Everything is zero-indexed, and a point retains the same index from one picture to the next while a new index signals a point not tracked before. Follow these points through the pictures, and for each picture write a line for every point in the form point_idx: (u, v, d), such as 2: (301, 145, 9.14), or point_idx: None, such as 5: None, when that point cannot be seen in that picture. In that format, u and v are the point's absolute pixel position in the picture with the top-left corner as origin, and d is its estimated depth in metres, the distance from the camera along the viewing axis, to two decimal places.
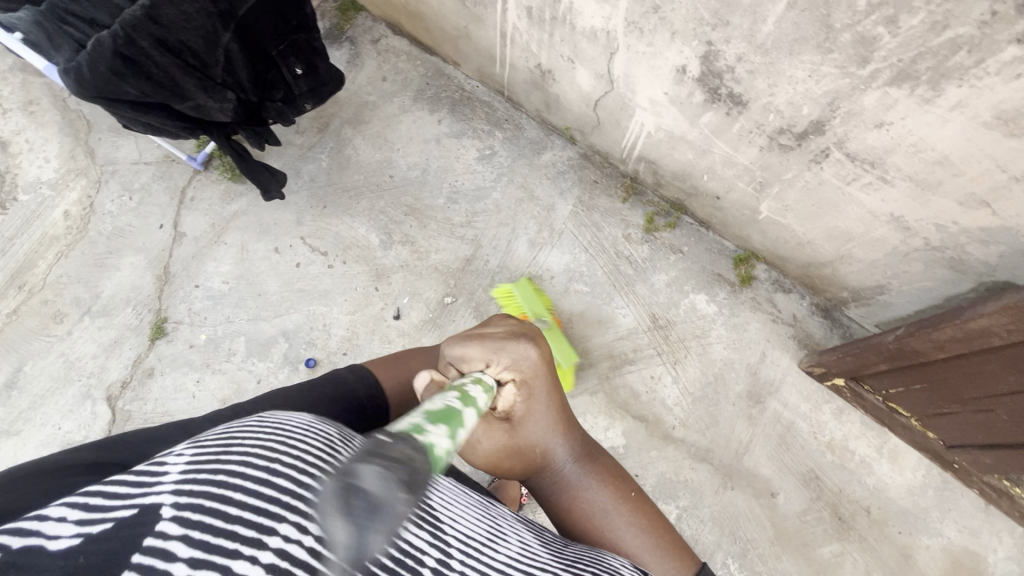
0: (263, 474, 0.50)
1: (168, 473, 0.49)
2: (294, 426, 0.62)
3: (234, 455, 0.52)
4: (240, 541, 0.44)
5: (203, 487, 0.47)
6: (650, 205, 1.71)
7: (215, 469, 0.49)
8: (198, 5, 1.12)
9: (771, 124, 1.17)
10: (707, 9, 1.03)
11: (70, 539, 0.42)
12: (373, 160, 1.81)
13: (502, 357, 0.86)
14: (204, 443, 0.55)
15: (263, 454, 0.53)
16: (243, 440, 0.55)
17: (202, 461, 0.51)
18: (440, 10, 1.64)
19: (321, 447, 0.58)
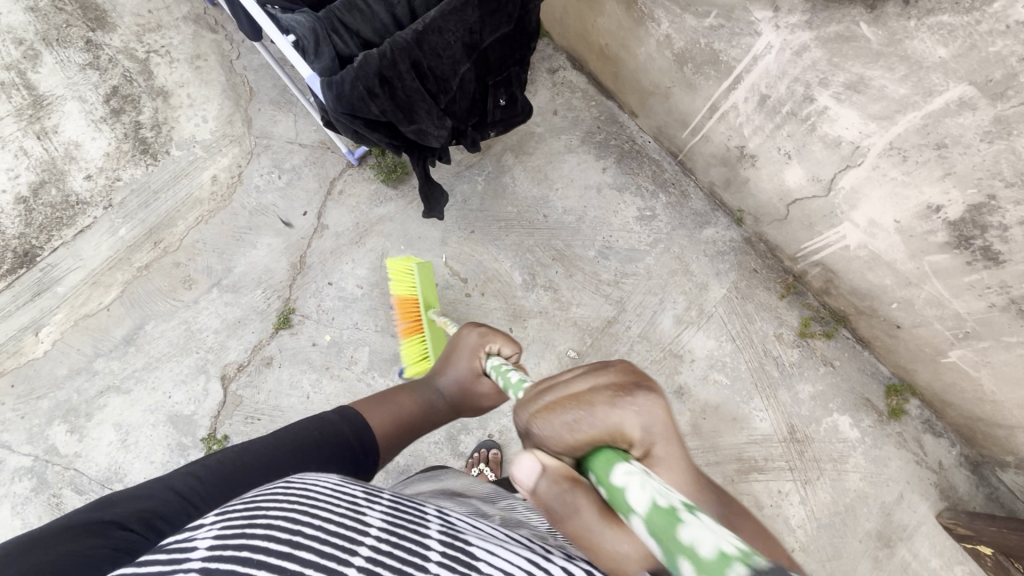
0: (287, 548, 0.42)
1: (196, 549, 0.42)
2: (323, 486, 0.53)
3: (257, 527, 0.44)
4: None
5: (227, 565, 0.40)
6: (809, 309, 1.63)
7: (240, 546, 0.42)
8: (459, 35, 1.06)
9: (1021, 290, 1.09)
10: (1012, 167, 0.95)
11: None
12: (529, 194, 1.75)
13: (610, 423, 0.53)
14: (228, 517, 0.47)
15: (288, 524, 0.44)
16: (268, 508, 0.47)
17: (228, 535, 0.43)
18: (644, 64, 1.57)
19: (355, 508, 0.49)
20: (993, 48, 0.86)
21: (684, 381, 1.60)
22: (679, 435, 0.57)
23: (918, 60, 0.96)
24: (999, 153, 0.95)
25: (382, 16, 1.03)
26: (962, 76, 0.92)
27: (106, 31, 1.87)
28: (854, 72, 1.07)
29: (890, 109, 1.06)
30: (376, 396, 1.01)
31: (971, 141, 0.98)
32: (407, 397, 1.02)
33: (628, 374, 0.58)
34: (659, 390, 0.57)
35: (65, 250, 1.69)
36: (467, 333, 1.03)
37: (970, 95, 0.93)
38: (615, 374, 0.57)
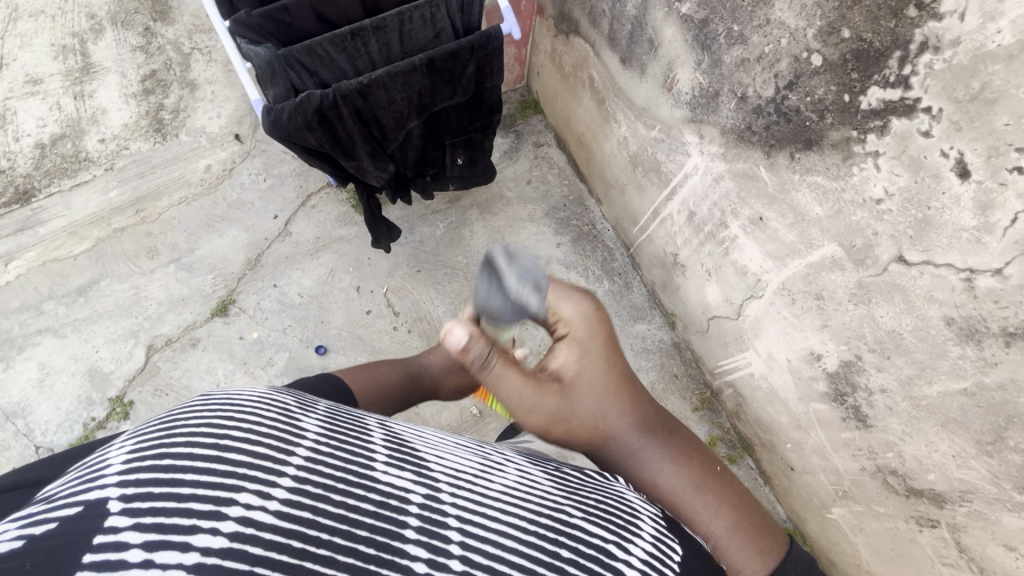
0: (213, 452, 0.49)
1: (110, 466, 0.47)
2: (250, 397, 0.58)
3: (180, 433, 0.50)
4: (198, 515, 0.44)
5: (152, 474, 0.46)
6: (718, 427, 1.62)
7: (160, 455, 0.48)
8: (405, 95, 1.19)
9: (885, 459, 1.07)
10: (873, 334, 0.96)
11: (8, 543, 0.41)
12: (482, 250, 1.84)
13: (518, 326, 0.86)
14: (144, 434, 0.52)
15: (211, 428, 0.51)
16: (188, 421, 0.52)
17: (146, 449, 0.48)
18: (608, 158, 1.67)
19: (279, 419, 0.56)
20: (855, 217, 0.90)
21: None
22: (593, 322, 0.83)
23: (801, 212, 1.00)
24: (862, 316, 0.97)
25: (342, 65, 1.16)
26: (832, 236, 0.96)
27: (164, 23, 2.11)
28: (756, 210, 1.12)
29: (782, 251, 1.10)
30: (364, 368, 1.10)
31: (841, 299, 1.00)
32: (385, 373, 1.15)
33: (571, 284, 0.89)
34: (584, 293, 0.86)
35: (59, 198, 1.86)
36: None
37: (839, 255, 0.96)
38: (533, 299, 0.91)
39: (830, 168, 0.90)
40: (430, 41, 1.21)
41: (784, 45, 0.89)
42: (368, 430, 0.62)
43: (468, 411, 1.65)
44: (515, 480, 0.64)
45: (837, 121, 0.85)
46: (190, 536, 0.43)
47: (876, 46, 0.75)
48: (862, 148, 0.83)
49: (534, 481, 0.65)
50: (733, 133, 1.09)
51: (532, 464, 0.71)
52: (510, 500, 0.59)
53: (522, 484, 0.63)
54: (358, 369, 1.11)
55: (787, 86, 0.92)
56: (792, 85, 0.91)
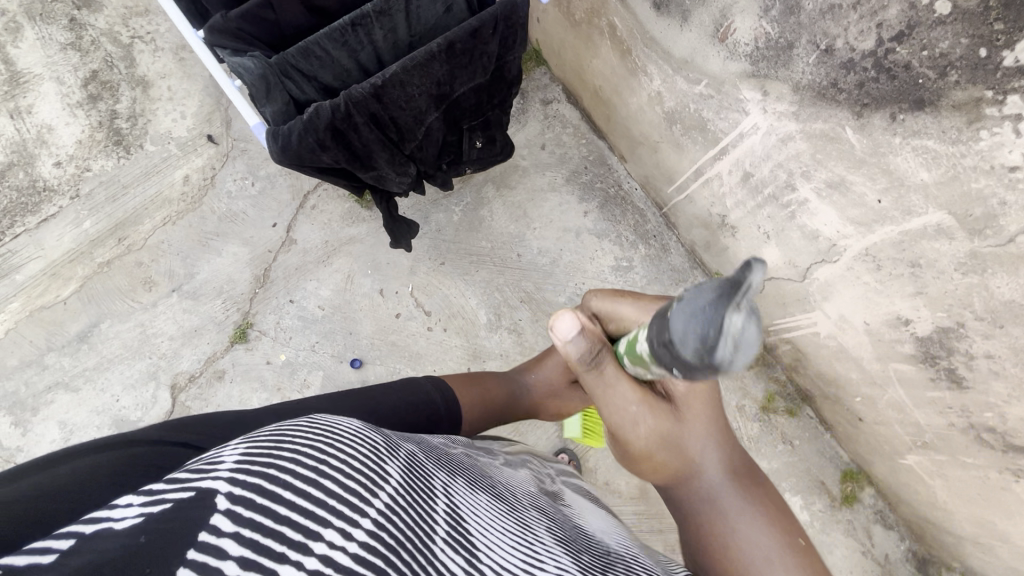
0: (312, 474, 0.47)
1: (224, 462, 0.46)
2: (344, 430, 0.57)
3: (285, 450, 0.49)
4: (290, 544, 0.40)
5: (257, 479, 0.44)
6: (775, 383, 1.59)
7: (268, 463, 0.46)
8: (423, 89, 1.01)
9: (981, 418, 1.05)
10: (984, 303, 0.90)
11: (132, 519, 0.39)
12: (505, 230, 1.70)
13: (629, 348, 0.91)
14: (254, 442, 0.52)
15: (314, 452, 0.49)
16: (294, 438, 0.51)
17: (256, 454, 0.48)
18: (635, 114, 1.50)
19: (368, 455, 0.53)
20: (975, 185, 0.80)
21: None
22: None
23: (900, 177, 0.90)
24: (971, 285, 0.90)
25: (345, 62, 0.97)
26: (940, 203, 0.86)
27: (91, 11, 1.78)
28: (836, 173, 1.01)
29: (868, 217, 1.00)
30: (468, 376, 1.14)
31: (945, 268, 0.92)
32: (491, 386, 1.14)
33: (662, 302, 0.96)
34: None
35: (28, 238, 1.66)
36: (557, 349, 1.28)
37: (948, 224, 0.87)
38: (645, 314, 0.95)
39: (948, 132, 0.79)
40: (441, 17, 1.01)
41: None
42: (435, 493, 0.56)
43: None
44: (557, 574, 0.54)
45: (964, 79, 0.73)
46: (277, 563, 0.39)
47: None
48: (997, 110, 0.72)
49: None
50: (810, 90, 0.95)
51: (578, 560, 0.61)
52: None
53: None
54: (470, 378, 1.12)
55: (895, 37, 0.78)
56: (901, 37, 0.77)
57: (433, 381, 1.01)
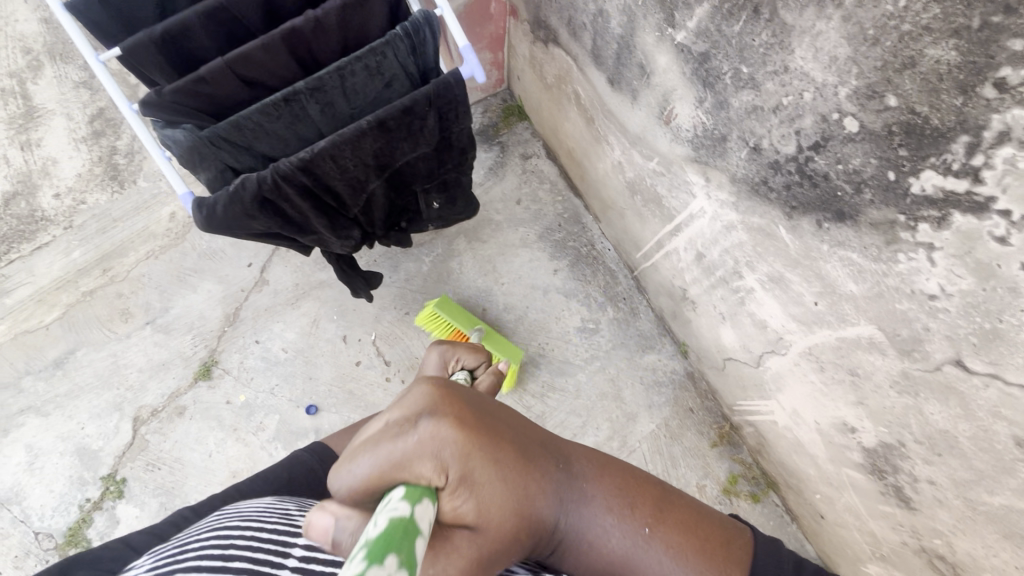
0: (217, 561, 0.59)
1: None
2: (256, 509, 0.70)
3: (189, 553, 0.61)
4: None
5: None
6: (739, 464, 1.50)
7: (173, 569, 0.59)
8: (358, 160, 1.01)
9: (931, 543, 0.96)
10: (921, 427, 0.82)
11: None
12: (473, 283, 1.69)
13: (407, 452, 0.53)
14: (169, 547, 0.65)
15: (217, 543, 0.62)
16: (195, 539, 0.64)
17: (163, 566, 0.61)
18: (603, 179, 1.47)
19: (279, 521, 0.67)
20: (899, 306, 0.74)
21: None
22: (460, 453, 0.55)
23: (831, 283, 0.84)
24: (907, 406, 0.83)
25: (282, 133, 0.99)
26: (870, 317, 0.80)
27: None
28: (775, 268, 0.96)
29: (808, 316, 0.94)
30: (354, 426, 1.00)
31: (881, 383, 0.85)
32: None
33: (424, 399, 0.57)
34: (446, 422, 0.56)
35: (22, 264, 1.75)
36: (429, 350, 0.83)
37: (879, 339, 0.81)
38: (446, 427, 0.55)
39: (869, 248, 0.73)
40: (381, 92, 1.02)
41: (808, 100, 0.70)
42: None
43: None
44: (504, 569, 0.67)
45: (877, 199, 0.68)
46: None
47: (935, 124, 0.58)
48: (911, 235, 0.67)
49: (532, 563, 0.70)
50: (746, 184, 0.91)
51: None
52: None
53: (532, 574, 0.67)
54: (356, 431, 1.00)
55: (812, 146, 0.74)
56: (818, 147, 0.73)
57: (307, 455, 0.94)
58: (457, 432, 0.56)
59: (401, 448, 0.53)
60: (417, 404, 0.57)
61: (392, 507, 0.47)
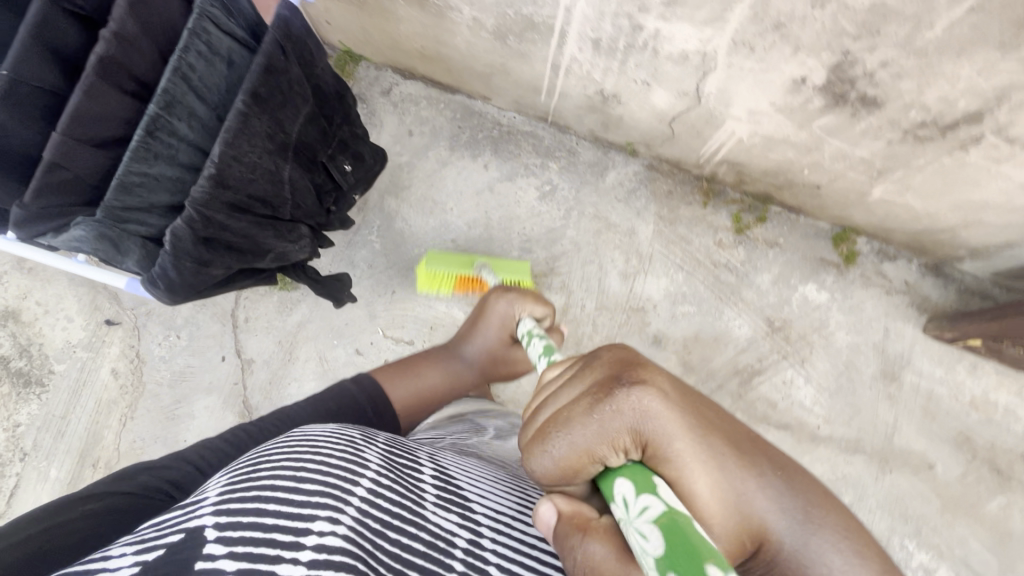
0: (291, 482, 0.60)
1: (207, 498, 0.59)
2: (323, 438, 0.70)
3: (262, 471, 0.62)
4: (282, 546, 0.53)
5: (240, 504, 0.57)
6: (734, 203, 1.61)
7: (247, 489, 0.59)
8: (259, 148, 0.94)
9: (909, 121, 1.07)
10: (852, 21, 0.90)
11: (131, 568, 0.52)
12: (428, 227, 1.65)
13: (611, 430, 0.57)
14: (236, 469, 0.65)
15: (291, 464, 0.63)
16: (269, 462, 0.64)
17: (235, 485, 0.60)
18: (469, 51, 1.44)
19: (347, 453, 0.67)
20: None
21: (659, 328, 1.58)
22: (679, 413, 0.57)
23: None
24: (834, 12, 0.90)
25: (170, 172, 0.89)
26: None
27: None
28: None
29: (716, 10, 0.99)
30: (406, 365, 1.14)
31: (804, 13, 0.92)
32: (425, 368, 1.15)
33: (611, 367, 0.61)
34: (649, 376, 0.59)
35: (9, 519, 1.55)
36: (495, 303, 1.15)
37: None
38: (660, 391, 0.57)
39: None
40: (229, 74, 0.93)
41: None
42: (419, 468, 0.74)
43: None
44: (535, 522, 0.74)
45: None
46: (274, 563, 0.51)
47: None
48: None
49: None
50: None
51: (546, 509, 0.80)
52: (544, 546, 0.70)
53: (541, 518, 0.74)
54: (401, 363, 1.15)
55: None
56: None
57: (357, 387, 1.04)
58: (672, 401, 0.58)
59: (583, 424, 0.58)
60: (605, 366, 0.61)
61: (645, 512, 0.54)
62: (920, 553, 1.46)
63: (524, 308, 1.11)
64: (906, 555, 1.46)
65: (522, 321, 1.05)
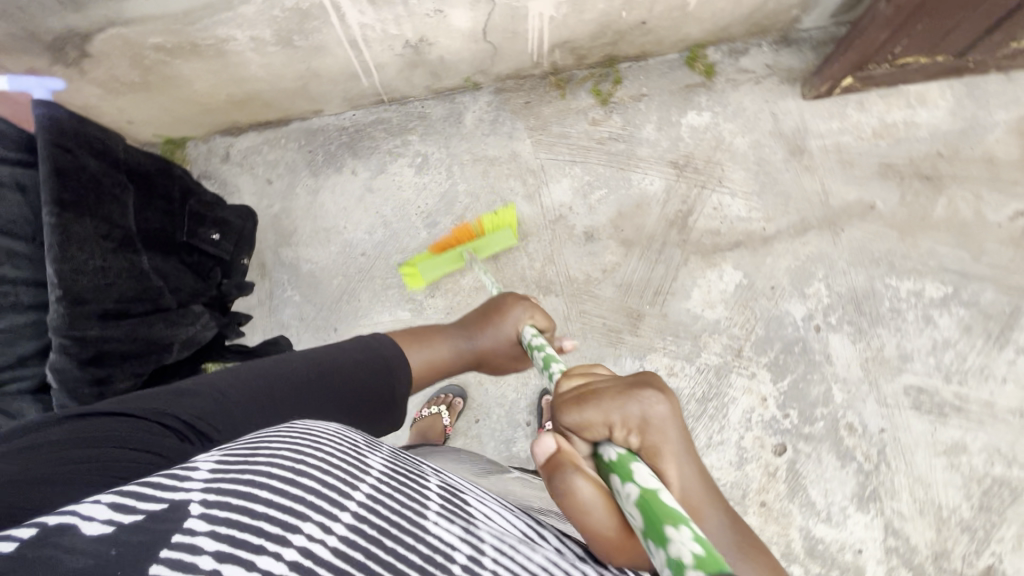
0: (288, 474, 0.51)
1: (198, 472, 0.51)
2: (322, 435, 0.60)
3: (263, 456, 0.53)
4: (267, 536, 0.45)
5: (232, 486, 0.48)
6: (586, 79, 1.62)
7: (242, 470, 0.51)
8: (99, 251, 0.90)
9: None
10: None
11: (101, 528, 0.43)
12: (334, 255, 1.61)
13: (622, 414, 0.61)
14: (231, 450, 0.56)
15: (291, 454, 0.54)
16: (269, 445, 0.56)
17: (230, 463, 0.52)
18: (272, 74, 1.40)
19: (344, 454, 0.57)
20: None
21: (584, 224, 1.58)
22: (679, 429, 0.63)
23: None
24: None
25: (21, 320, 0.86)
26: None
27: None
28: None
29: None
30: (416, 336, 1.01)
31: None
32: (439, 347, 1.01)
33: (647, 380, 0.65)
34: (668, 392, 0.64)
35: None
36: (513, 306, 1.06)
37: None
38: (671, 417, 0.62)
39: None
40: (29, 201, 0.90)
41: None
42: (425, 481, 0.62)
43: None
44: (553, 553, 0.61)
45: None
46: (255, 556, 0.43)
47: None
48: None
49: (567, 555, 0.62)
50: None
51: (562, 543, 0.66)
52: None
53: (559, 553, 0.61)
54: (412, 333, 1.02)
55: None
56: None
57: (385, 346, 0.92)
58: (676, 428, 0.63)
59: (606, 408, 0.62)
60: (646, 381, 0.64)
61: (626, 496, 0.55)
62: (905, 284, 1.51)
63: (533, 317, 1.05)
64: (895, 291, 1.51)
65: (528, 331, 1.00)
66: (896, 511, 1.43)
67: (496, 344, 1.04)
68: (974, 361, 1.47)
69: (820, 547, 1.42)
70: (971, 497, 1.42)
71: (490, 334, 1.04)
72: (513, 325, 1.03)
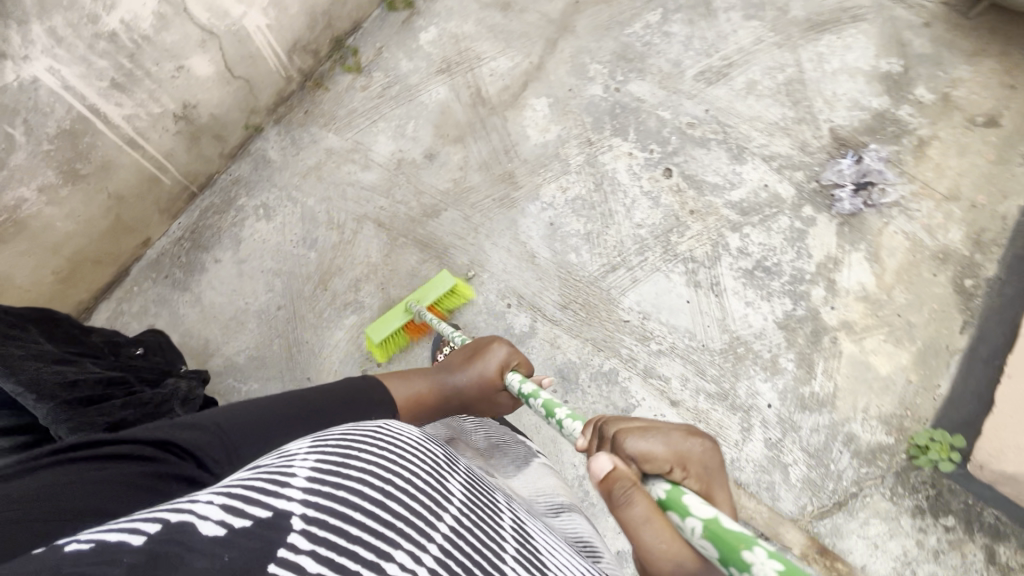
0: (378, 494, 0.45)
1: (297, 477, 0.44)
2: (407, 440, 0.54)
3: (355, 464, 0.46)
4: (364, 563, 0.39)
5: (332, 501, 0.42)
6: (332, 66, 1.85)
7: (338, 484, 0.44)
8: (41, 364, 0.91)
9: None
10: None
11: (216, 528, 0.38)
12: (257, 328, 1.62)
13: (680, 446, 0.70)
14: (323, 449, 0.48)
15: (381, 469, 0.47)
16: (364, 451, 0.49)
17: (327, 470, 0.45)
18: (81, 219, 1.43)
19: (430, 471, 0.51)
20: None
21: (418, 151, 1.78)
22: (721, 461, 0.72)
23: None
24: None
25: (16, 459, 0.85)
26: None
27: None
28: None
29: None
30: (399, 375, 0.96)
31: None
32: (417, 381, 0.96)
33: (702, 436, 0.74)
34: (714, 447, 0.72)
35: None
36: (495, 345, 1.04)
37: None
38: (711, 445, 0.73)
39: None
40: None
41: None
42: (497, 512, 0.56)
43: (419, 259, 1.69)
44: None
45: None
46: None
47: None
48: None
49: None
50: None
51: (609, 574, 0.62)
52: None
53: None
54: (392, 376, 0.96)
55: None
56: None
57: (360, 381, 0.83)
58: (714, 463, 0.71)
59: (669, 442, 0.70)
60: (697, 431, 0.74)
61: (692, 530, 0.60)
62: (636, 26, 1.94)
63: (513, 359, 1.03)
64: (635, 34, 1.93)
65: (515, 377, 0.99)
66: (757, 145, 1.81)
67: (480, 386, 0.99)
68: (711, 35, 1.94)
69: (745, 205, 1.75)
70: (784, 104, 1.85)
71: (470, 374, 0.99)
72: (496, 366, 1.00)
